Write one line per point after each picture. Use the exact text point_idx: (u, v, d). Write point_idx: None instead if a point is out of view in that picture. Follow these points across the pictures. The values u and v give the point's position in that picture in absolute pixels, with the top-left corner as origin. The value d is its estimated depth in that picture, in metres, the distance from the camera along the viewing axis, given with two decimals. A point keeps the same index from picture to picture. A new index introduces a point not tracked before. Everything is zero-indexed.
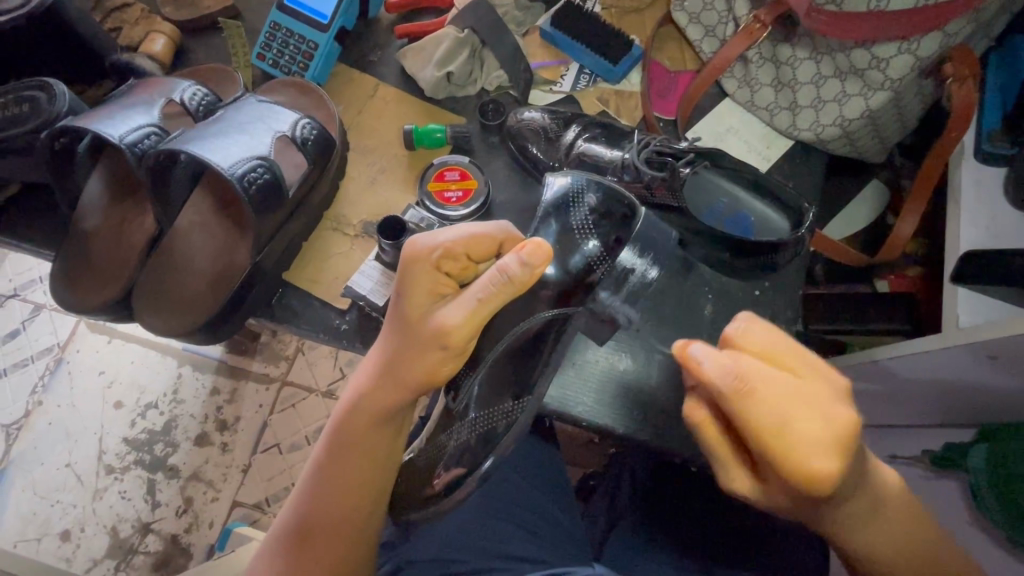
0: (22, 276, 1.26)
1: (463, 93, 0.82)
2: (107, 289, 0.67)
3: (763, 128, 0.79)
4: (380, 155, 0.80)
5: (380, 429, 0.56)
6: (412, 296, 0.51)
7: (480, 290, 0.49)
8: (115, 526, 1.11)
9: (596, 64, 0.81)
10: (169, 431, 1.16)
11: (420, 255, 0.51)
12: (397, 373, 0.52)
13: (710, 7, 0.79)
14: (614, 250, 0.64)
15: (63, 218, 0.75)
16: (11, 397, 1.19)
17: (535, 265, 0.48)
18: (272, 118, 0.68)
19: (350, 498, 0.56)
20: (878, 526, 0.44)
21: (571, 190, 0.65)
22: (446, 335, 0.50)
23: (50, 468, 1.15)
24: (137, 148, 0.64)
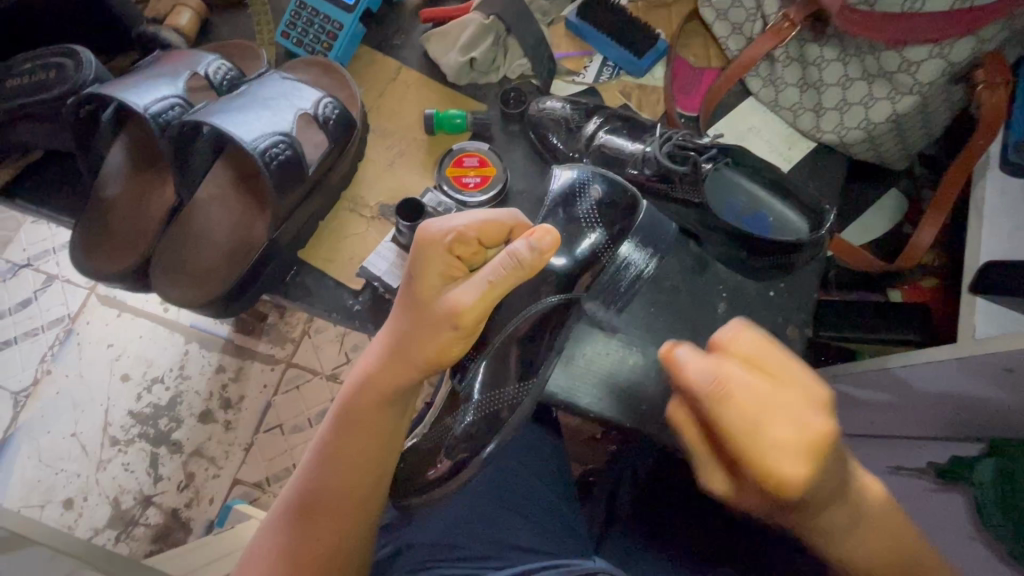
0: (36, 246, 1.27)
1: (485, 80, 0.82)
2: (124, 259, 0.68)
3: (785, 128, 0.78)
4: (399, 138, 0.80)
5: (387, 408, 0.56)
6: (424, 277, 0.51)
7: (492, 272, 0.49)
8: (117, 497, 1.13)
9: (620, 56, 0.81)
10: (174, 407, 1.17)
11: (431, 238, 0.51)
12: (409, 350, 0.52)
13: (738, 4, 0.78)
14: (619, 240, 0.66)
15: (83, 187, 0.76)
16: (20, 364, 1.20)
17: (543, 249, 0.48)
18: (296, 96, 0.69)
19: (355, 476, 0.57)
20: (865, 537, 0.43)
21: (576, 183, 0.67)
22: (458, 315, 0.50)
23: (56, 437, 1.16)
24: (161, 119, 0.64)
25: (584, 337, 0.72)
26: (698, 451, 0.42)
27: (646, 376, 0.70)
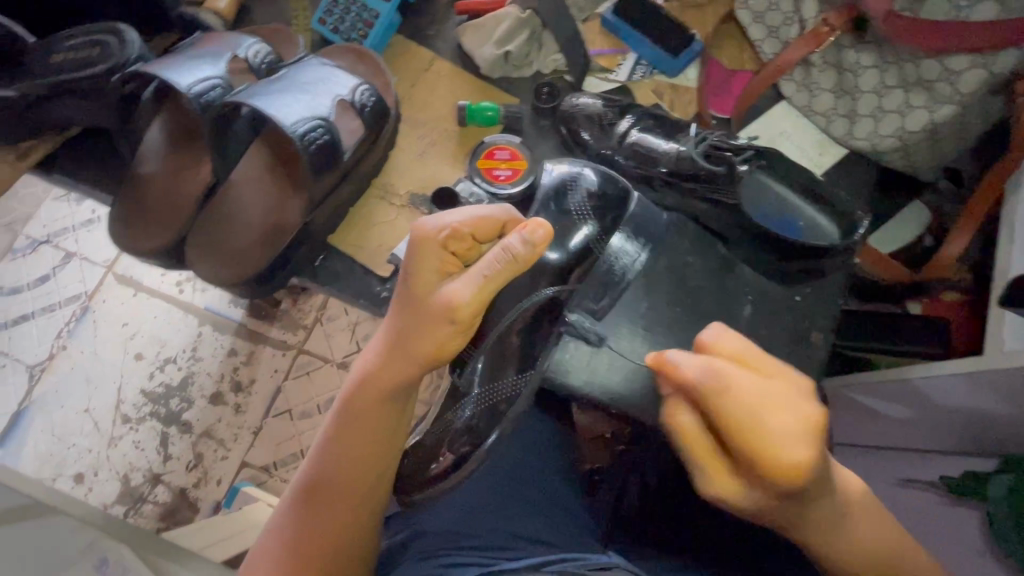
0: (56, 223, 1.29)
1: (518, 74, 0.83)
2: (157, 236, 0.68)
3: (817, 134, 0.78)
4: (430, 129, 0.81)
5: (389, 403, 0.56)
6: (419, 273, 0.51)
7: (487, 267, 0.49)
8: (127, 474, 1.15)
9: (654, 56, 0.81)
10: (185, 387, 1.19)
11: (427, 237, 0.51)
12: (405, 347, 0.52)
13: (775, 7, 0.78)
14: (610, 234, 0.70)
15: (117, 165, 0.77)
16: (37, 339, 1.22)
17: (537, 242, 0.49)
18: (334, 82, 0.69)
19: (361, 466, 0.57)
20: (846, 532, 0.45)
21: (567, 177, 0.71)
22: (454, 310, 0.49)
23: (69, 411, 1.18)
24: (203, 99, 0.65)
25: (606, 334, 0.72)
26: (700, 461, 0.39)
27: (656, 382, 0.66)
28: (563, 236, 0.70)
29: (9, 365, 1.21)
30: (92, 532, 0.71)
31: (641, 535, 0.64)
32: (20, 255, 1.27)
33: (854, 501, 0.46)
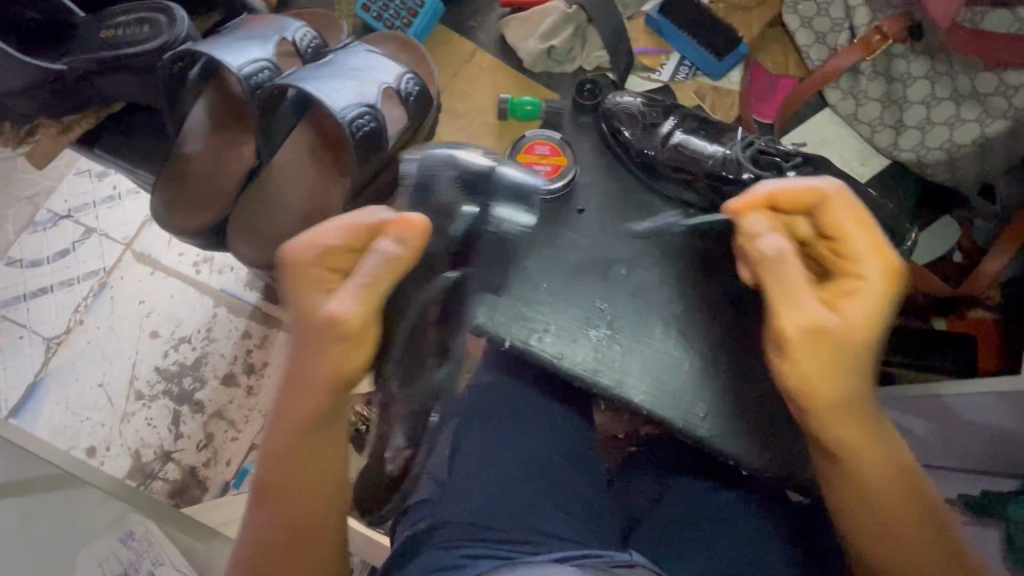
0: (78, 199, 1.29)
1: (560, 69, 0.82)
2: (195, 216, 0.69)
3: (860, 143, 0.77)
4: (470, 120, 0.81)
5: (318, 438, 0.49)
6: (301, 298, 0.48)
7: (365, 274, 0.45)
8: (139, 450, 1.15)
9: (699, 57, 0.80)
10: (199, 366, 1.19)
11: (298, 260, 0.47)
12: (306, 373, 0.47)
13: (823, 13, 0.78)
14: (489, 205, 0.64)
15: (154, 143, 0.77)
16: (55, 312, 1.23)
17: (415, 239, 0.46)
18: (380, 69, 0.69)
19: (299, 522, 0.49)
20: (871, 447, 0.46)
21: (426, 168, 0.63)
22: (340, 325, 0.45)
23: (83, 385, 1.18)
24: (252, 81, 0.65)
25: (638, 334, 0.72)
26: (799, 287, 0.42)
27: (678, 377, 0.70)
28: (446, 224, 0.61)
29: (26, 337, 1.21)
30: (123, 505, 0.78)
31: (662, 530, 0.63)
32: (41, 228, 1.28)
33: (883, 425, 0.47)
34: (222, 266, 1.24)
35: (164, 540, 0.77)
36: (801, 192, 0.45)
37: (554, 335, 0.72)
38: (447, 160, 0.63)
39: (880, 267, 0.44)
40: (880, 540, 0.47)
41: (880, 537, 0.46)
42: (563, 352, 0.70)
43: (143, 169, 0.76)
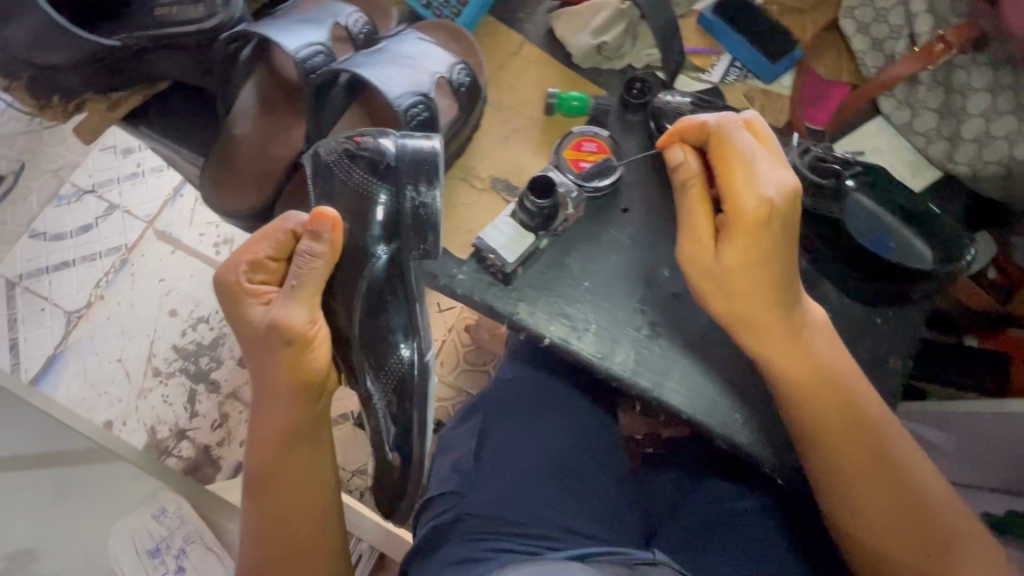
0: (101, 175, 1.30)
1: (609, 66, 0.82)
2: (246, 197, 0.71)
3: (912, 154, 0.76)
4: (515, 115, 0.80)
5: (295, 453, 0.56)
6: (241, 316, 0.55)
7: (294, 275, 0.54)
8: (154, 427, 1.14)
9: (751, 58, 0.80)
10: (215, 347, 1.19)
11: (231, 282, 0.55)
12: (270, 383, 0.54)
13: (882, 20, 0.76)
14: (391, 179, 0.62)
15: (193, 122, 0.77)
16: (76, 286, 1.22)
17: (325, 230, 0.54)
18: (432, 57, 0.69)
19: (294, 515, 0.55)
20: (790, 350, 0.59)
21: (327, 159, 0.63)
22: (285, 327, 0.52)
23: (103, 359, 1.18)
24: (310, 67, 0.65)
25: (677, 337, 0.71)
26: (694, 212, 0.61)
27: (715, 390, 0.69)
28: (366, 205, 0.62)
29: (47, 310, 1.20)
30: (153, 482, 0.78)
31: (684, 543, 0.69)
32: (64, 202, 1.28)
33: (806, 331, 0.59)
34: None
35: (195, 517, 0.78)
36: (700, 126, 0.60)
37: (595, 335, 0.71)
38: (344, 146, 0.62)
39: (754, 199, 0.55)
40: (812, 432, 0.59)
41: (809, 428, 0.59)
42: (605, 353, 0.70)
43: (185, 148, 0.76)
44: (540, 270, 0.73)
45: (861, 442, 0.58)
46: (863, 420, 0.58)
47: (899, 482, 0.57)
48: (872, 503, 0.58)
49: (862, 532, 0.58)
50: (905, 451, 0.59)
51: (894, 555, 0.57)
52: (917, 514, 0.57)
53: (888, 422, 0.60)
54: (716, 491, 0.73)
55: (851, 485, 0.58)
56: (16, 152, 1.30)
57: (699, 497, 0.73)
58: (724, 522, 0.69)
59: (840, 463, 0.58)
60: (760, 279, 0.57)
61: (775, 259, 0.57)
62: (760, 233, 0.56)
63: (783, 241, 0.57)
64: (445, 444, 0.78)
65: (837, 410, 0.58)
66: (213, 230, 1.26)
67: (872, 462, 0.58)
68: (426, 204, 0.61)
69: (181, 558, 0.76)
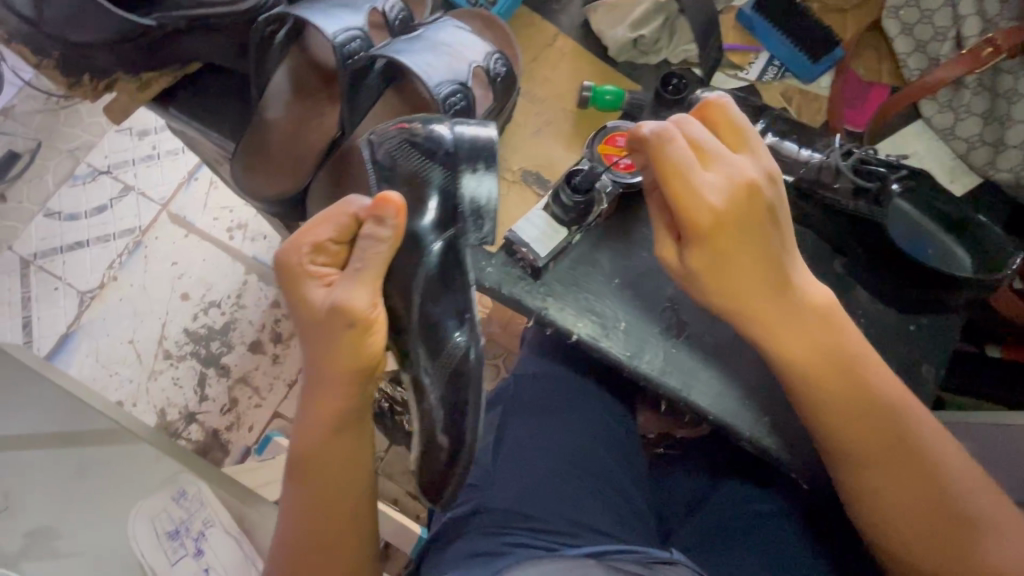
0: (117, 156, 1.28)
1: (645, 59, 0.83)
2: (278, 181, 0.70)
3: (952, 160, 0.76)
4: (548, 107, 0.82)
5: (338, 441, 0.55)
6: (300, 296, 0.54)
7: (357, 260, 0.51)
8: (164, 409, 1.13)
9: (790, 57, 0.80)
10: (227, 332, 1.17)
11: (296, 264, 0.53)
12: (325, 367, 0.53)
13: (928, 21, 0.76)
14: (449, 160, 0.60)
15: (215, 102, 0.75)
16: (89, 266, 1.21)
17: (389, 215, 0.51)
18: (470, 45, 0.68)
19: (334, 500, 0.55)
20: (804, 342, 0.55)
21: (382, 152, 0.61)
22: (349, 312, 0.50)
23: (114, 341, 1.17)
24: (345, 50, 0.64)
25: (706, 335, 0.71)
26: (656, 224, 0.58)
27: (743, 393, 0.69)
28: (422, 188, 0.60)
29: (61, 289, 1.20)
30: (174, 466, 0.78)
31: (706, 539, 0.67)
32: (80, 183, 1.27)
33: (810, 315, 0.55)
34: (255, 234, 1.22)
35: (215, 502, 0.76)
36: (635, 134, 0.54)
37: (625, 333, 0.70)
38: (400, 136, 0.60)
39: (703, 210, 0.52)
40: (820, 418, 0.57)
41: (818, 416, 0.57)
42: (634, 351, 0.70)
43: (211, 128, 0.75)
44: (568, 267, 0.72)
45: (874, 429, 0.55)
46: (876, 404, 0.55)
47: (915, 468, 0.54)
48: (886, 491, 0.55)
49: (876, 519, 0.56)
50: (925, 436, 0.55)
51: (913, 543, 0.55)
52: (936, 501, 0.54)
53: (918, 417, 0.56)
54: (738, 492, 0.71)
55: (867, 479, 0.55)
56: (33, 132, 1.30)
57: (722, 491, 0.72)
58: (753, 527, 0.67)
59: (853, 451, 0.56)
60: (741, 271, 0.54)
61: (747, 253, 0.54)
62: (718, 236, 0.53)
63: (746, 239, 0.53)
64: None
65: (847, 396, 0.55)
66: (227, 214, 1.23)
67: (885, 451, 0.55)
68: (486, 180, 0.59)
69: (201, 540, 0.74)
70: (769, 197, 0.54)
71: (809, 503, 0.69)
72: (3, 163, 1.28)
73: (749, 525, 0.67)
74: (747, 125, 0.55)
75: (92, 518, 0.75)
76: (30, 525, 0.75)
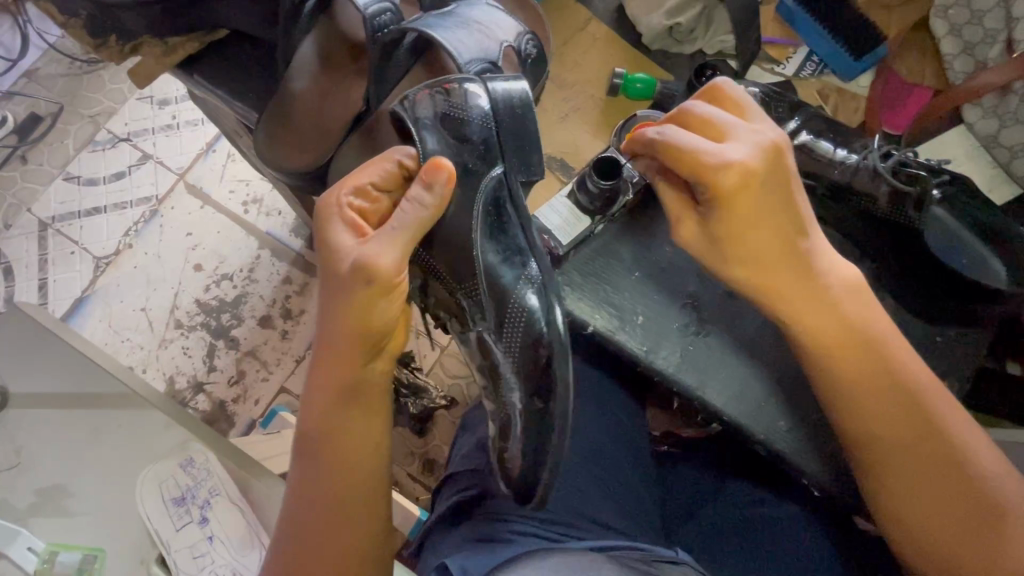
0: (138, 123, 1.28)
1: (679, 48, 0.90)
2: (303, 154, 0.70)
3: (994, 168, 0.86)
4: (575, 93, 0.88)
5: (355, 399, 0.56)
6: (326, 249, 0.55)
7: (395, 220, 0.53)
8: (173, 377, 1.14)
9: (829, 53, 0.90)
10: (238, 305, 1.17)
11: (335, 205, 0.54)
12: (340, 322, 0.53)
13: (975, 23, 0.83)
14: (490, 101, 0.60)
15: (242, 69, 0.74)
16: (106, 232, 1.22)
17: (439, 185, 0.53)
18: (501, 25, 0.66)
19: (345, 464, 0.55)
20: (819, 313, 0.54)
21: (416, 112, 0.59)
22: (371, 270, 0.51)
23: (127, 308, 1.17)
24: (376, 23, 0.62)
25: (725, 333, 0.70)
26: (675, 209, 0.57)
27: (757, 399, 0.67)
28: (466, 133, 0.60)
29: (77, 254, 1.21)
30: (181, 434, 0.77)
31: (711, 543, 0.66)
32: (99, 148, 1.27)
33: (835, 291, 0.54)
34: (270, 209, 1.21)
35: (220, 471, 0.75)
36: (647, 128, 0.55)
37: (642, 327, 0.69)
38: (433, 88, 0.59)
39: (728, 177, 0.50)
40: (846, 400, 0.55)
41: (836, 397, 0.55)
42: (650, 347, 0.69)
43: (233, 96, 0.74)
44: (587, 258, 0.72)
45: (899, 409, 0.53)
46: (903, 385, 0.53)
47: (938, 451, 0.52)
48: (908, 475, 0.53)
49: (890, 503, 0.54)
50: (949, 418, 0.53)
51: (936, 532, 0.52)
52: (962, 484, 0.51)
53: (940, 395, 0.54)
54: (746, 494, 0.69)
55: (891, 467, 0.53)
56: (55, 95, 1.31)
57: (728, 493, 0.70)
58: (761, 532, 0.65)
59: (875, 432, 0.54)
60: (761, 236, 0.53)
61: (777, 215, 0.52)
62: (742, 202, 0.51)
63: (767, 209, 0.52)
64: (472, 423, 0.79)
65: (869, 377, 0.53)
66: (242, 187, 1.23)
67: (906, 429, 0.53)
68: (527, 112, 0.60)
69: (206, 508, 0.74)
70: (792, 162, 0.53)
71: (823, 512, 0.68)
72: (25, 125, 1.29)
73: (754, 529, 0.66)
74: (746, 99, 0.55)
75: (96, 480, 0.75)
76: (41, 484, 0.76)
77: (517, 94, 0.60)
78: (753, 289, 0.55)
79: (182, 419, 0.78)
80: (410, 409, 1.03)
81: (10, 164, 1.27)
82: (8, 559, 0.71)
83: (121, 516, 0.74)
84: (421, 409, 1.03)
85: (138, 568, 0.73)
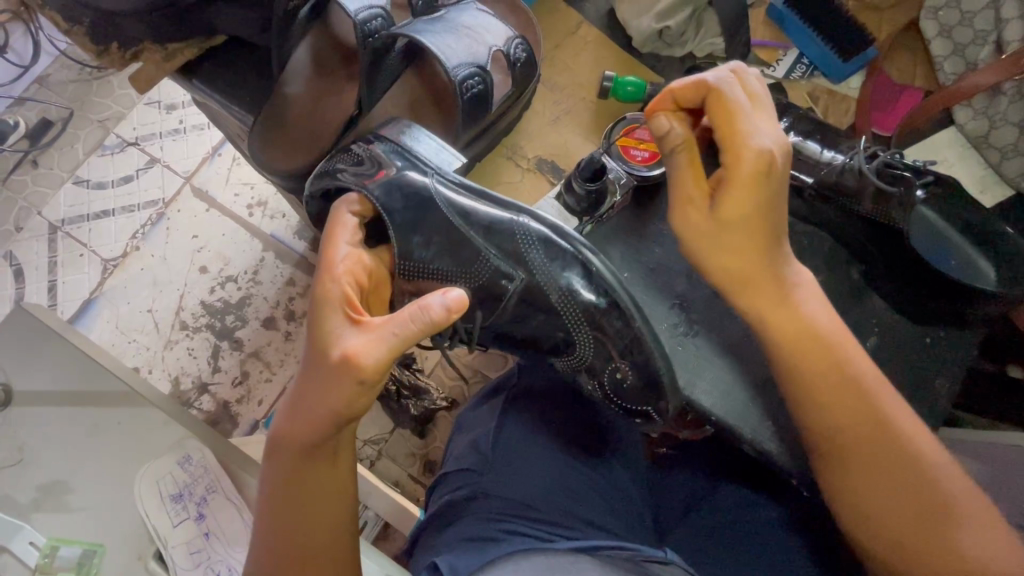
0: (146, 127, 1.31)
1: (669, 51, 0.92)
2: (293, 158, 0.71)
3: (986, 170, 0.87)
4: (566, 95, 0.89)
5: (312, 460, 0.54)
6: (316, 325, 0.53)
7: (399, 327, 0.51)
8: (178, 377, 1.16)
9: (818, 56, 0.91)
10: (242, 306, 1.19)
11: (330, 282, 0.54)
12: (321, 394, 0.52)
13: (965, 24, 0.85)
14: (381, 139, 0.65)
15: (240, 73, 0.76)
16: (114, 234, 1.24)
17: (451, 310, 0.52)
18: (490, 31, 0.68)
19: (315, 520, 0.54)
20: (780, 310, 0.54)
21: (328, 176, 0.63)
22: (359, 367, 0.50)
23: (134, 309, 1.19)
24: (366, 28, 0.63)
25: (711, 330, 0.72)
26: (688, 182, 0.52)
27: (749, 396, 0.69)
28: (384, 156, 0.63)
29: (86, 256, 1.23)
30: (180, 431, 0.78)
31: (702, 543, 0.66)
32: (108, 152, 1.30)
33: (796, 279, 0.55)
34: (274, 211, 1.23)
35: (219, 468, 0.76)
36: (696, 84, 0.50)
37: None
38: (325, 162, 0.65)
39: (759, 156, 0.49)
40: (815, 401, 0.54)
41: (793, 396, 0.56)
42: None
43: (232, 101, 0.75)
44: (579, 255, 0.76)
45: (861, 418, 0.53)
46: (860, 386, 0.54)
47: (896, 452, 0.52)
48: (879, 482, 0.52)
49: (859, 519, 0.54)
50: (906, 419, 0.54)
51: (907, 536, 0.52)
52: (922, 490, 0.51)
53: (889, 391, 0.55)
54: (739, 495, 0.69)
55: (865, 477, 0.53)
56: (66, 101, 1.34)
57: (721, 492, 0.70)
58: (751, 530, 0.65)
59: (840, 434, 0.54)
60: (746, 235, 0.52)
61: (782, 203, 0.51)
62: (761, 185, 0.49)
63: (777, 198, 0.51)
64: (465, 424, 0.79)
65: (826, 375, 0.54)
66: (247, 190, 1.25)
67: (862, 438, 0.53)
68: (410, 126, 0.67)
69: (203, 505, 0.75)
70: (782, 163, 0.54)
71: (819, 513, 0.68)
72: (36, 130, 1.32)
73: (746, 530, 0.65)
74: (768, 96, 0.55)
75: (97, 476, 0.77)
76: (43, 479, 0.77)
77: (397, 124, 0.67)
78: (729, 287, 0.55)
79: (182, 417, 0.79)
80: (410, 410, 1.03)
81: (22, 168, 1.30)
82: (10, 552, 0.73)
83: (122, 512, 0.76)
84: (421, 410, 1.03)
85: (136, 564, 0.74)
